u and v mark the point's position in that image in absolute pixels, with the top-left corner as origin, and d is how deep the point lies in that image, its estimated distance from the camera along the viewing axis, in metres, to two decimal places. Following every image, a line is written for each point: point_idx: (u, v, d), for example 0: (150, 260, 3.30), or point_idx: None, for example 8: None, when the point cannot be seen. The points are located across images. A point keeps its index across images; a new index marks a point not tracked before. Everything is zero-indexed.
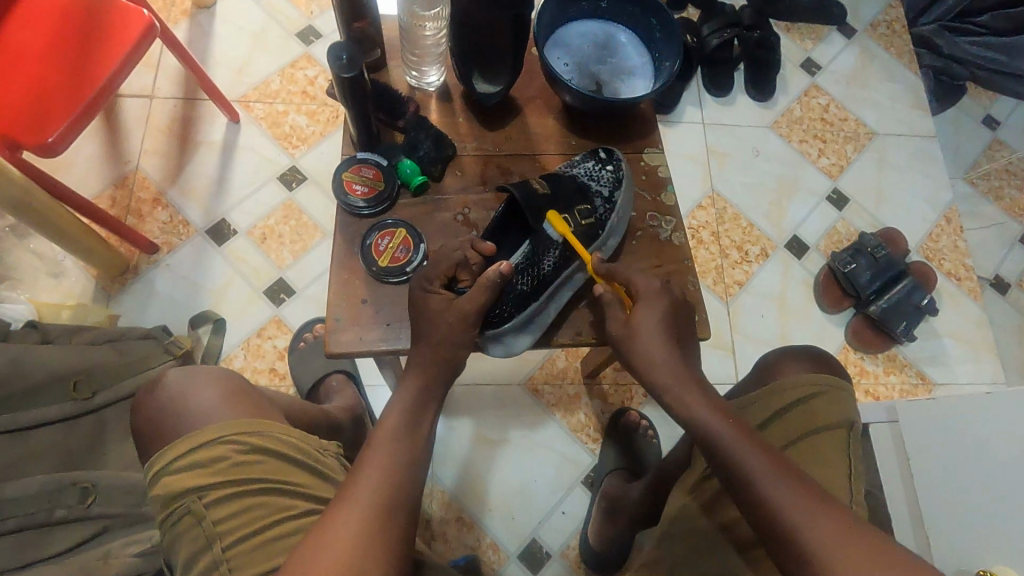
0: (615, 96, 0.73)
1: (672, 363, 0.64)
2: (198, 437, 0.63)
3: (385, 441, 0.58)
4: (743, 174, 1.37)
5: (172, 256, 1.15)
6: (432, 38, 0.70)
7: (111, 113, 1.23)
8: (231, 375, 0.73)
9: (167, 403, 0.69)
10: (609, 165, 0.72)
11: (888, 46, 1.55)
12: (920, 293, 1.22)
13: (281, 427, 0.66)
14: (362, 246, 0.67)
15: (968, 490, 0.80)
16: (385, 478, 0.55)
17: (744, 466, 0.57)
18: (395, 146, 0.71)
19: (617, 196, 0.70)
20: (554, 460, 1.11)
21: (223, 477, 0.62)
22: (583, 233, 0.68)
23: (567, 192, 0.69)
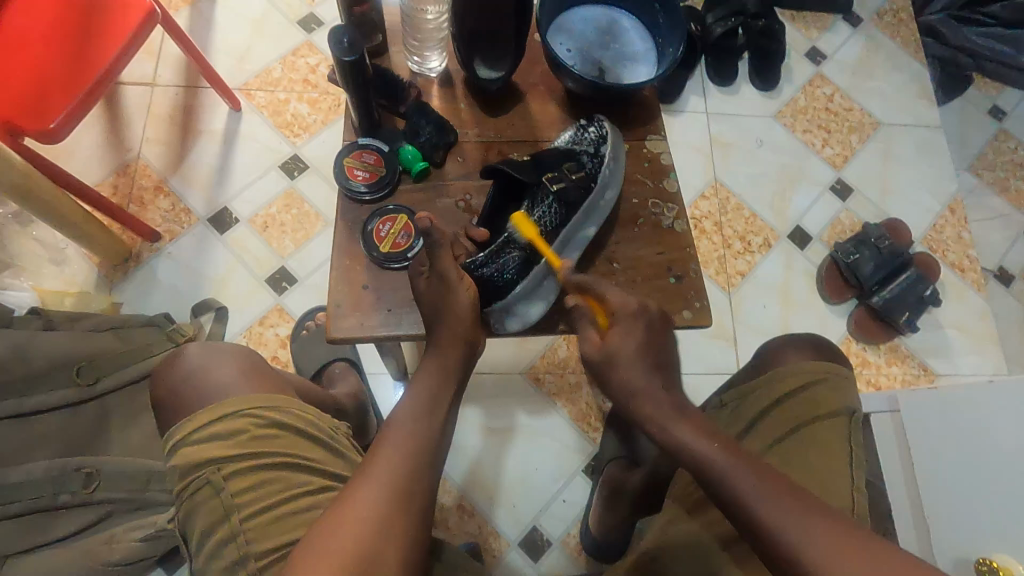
0: (618, 82, 0.72)
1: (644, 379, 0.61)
2: (215, 411, 0.63)
3: (401, 425, 0.57)
4: (746, 164, 1.36)
5: (174, 244, 1.16)
6: (434, 22, 0.70)
7: (113, 102, 1.23)
8: (250, 354, 0.73)
9: (185, 378, 0.68)
10: (591, 128, 0.70)
11: (895, 36, 1.53)
12: (924, 283, 1.22)
13: (299, 404, 0.67)
14: (363, 232, 0.66)
15: (969, 479, 0.80)
16: (399, 462, 0.55)
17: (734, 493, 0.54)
18: (396, 131, 0.70)
19: (603, 149, 0.68)
20: (555, 449, 1.11)
21: (241, 449, 0.62)
22: (576, 187, 0.66)
23: (552, 158, 0.68)
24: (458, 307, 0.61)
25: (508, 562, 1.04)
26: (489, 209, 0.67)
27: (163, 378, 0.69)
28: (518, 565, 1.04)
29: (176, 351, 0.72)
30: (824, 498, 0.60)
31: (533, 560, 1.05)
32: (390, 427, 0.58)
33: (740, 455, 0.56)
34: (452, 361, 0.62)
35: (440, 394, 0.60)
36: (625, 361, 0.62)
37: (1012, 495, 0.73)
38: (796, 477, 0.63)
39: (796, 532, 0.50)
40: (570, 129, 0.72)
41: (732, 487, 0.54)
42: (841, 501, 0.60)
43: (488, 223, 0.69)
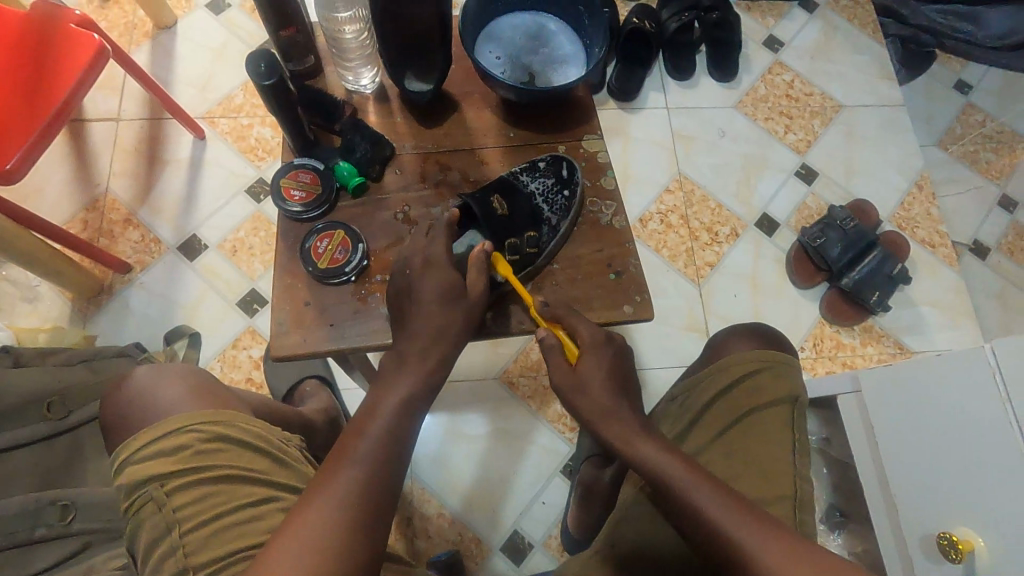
0: (547, 85, 0.73)
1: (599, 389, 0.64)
2: (160, 428, 0.64)
3: (365, 437, 0.57)
4: (709, 156, 1.37)
5: (145, 274, 1.17)
6: (355, 40, 0.72)
7: (79, 139, 1.25)
8: (200, 373, 0.74)
9: (132, 400, 0.70)
10: (566, 192, 0.72)
11: (852, 18, 1.54)
12: (892, 262, 1.22)
13: (244, 417, 0.69)
14: (301, 250, 0.67)
15: (929, 452, 0.80)
16: (358, 478, 0.54)
17: (700, 506, 0.55)
18: (331, 150, 0.71)
19: (564, 226, 0.70)
20: (532, 452, 1.12)
21: (185, 465, 0.63)
22: (527, 260, 0.68)
23: (518, 209, 0.69)
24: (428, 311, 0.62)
25: (490, 568, 1.04)
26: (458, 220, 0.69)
27: (109, 403, 0.71)
28: (501, 569, 1.04)
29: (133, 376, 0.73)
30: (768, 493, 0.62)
31: (516, 564, 1.05)
32: (348, 436, 0.58)
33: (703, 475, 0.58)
34: (418, 370, 0.61)
35: (406, 405, 0.60)
36: (592, 384, 0.64)
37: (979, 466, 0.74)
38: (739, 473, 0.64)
39: (759, 546, 0.52)
40: (548, 175, 0.72)
41: (701, 498, 0.56)
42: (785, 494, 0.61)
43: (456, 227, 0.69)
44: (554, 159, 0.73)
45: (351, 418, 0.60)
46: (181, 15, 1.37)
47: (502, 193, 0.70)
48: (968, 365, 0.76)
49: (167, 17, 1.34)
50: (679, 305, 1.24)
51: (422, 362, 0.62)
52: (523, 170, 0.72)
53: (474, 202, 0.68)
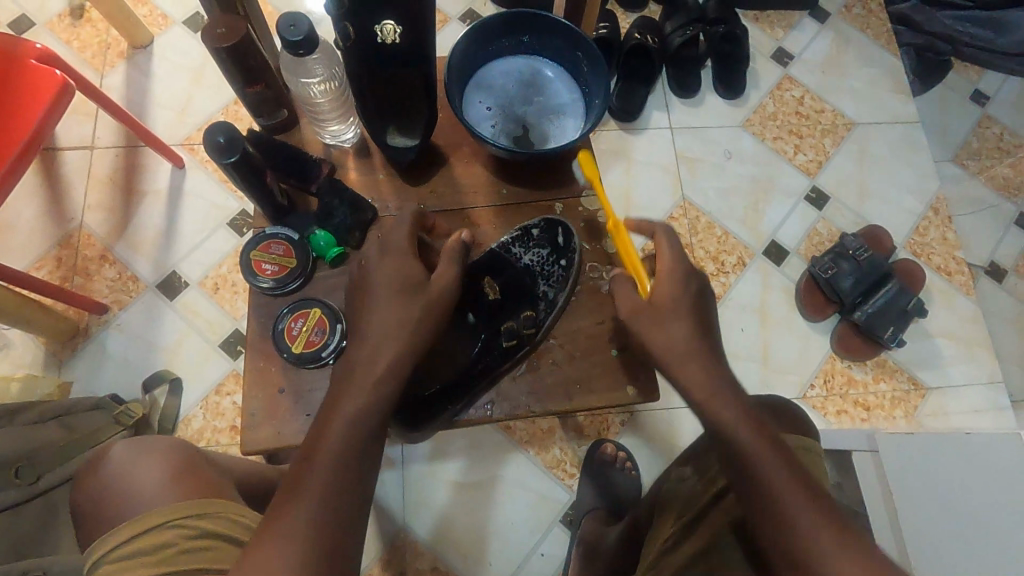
0: (543, 142, 0.69)
1: (679, 330, 0.63)
2: (142, 523, 0.59)
3: (340, 426, 0.54)
4: (715, 179, 1.30)
5: (123, 315, 1.12)
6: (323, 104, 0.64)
7: (51, 170, 1.19)
8: (185, 447, 0.69)
9: (109, 484, 0.65)
10: (563, 261, 0.67)
11: (865, 28, 1.47)
12: (907, 296, 1.16)
13: (238, 511, 0.63)
14: (273, 330, 0.62)
15: (970, 515, 0.74)
16: (330, 485, 0.51)
17: (759, 473, 0.56)
18: (306, 217, 0.66)
19: (561, 300, 0.66)
20: (531, 499, 1.07)
21: (169, 566, 0.58)
22: (522, 341, 0.65)
23: (509, 288, 0.66)
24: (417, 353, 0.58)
25: None
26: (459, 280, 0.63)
27: (81, 489, 0.65)
28: None
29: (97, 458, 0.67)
30: None
31: None
32: (324, 435, 0.54)
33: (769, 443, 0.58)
34: (386, 381, 0.57)
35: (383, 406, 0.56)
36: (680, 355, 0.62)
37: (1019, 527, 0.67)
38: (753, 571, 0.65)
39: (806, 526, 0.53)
40: (542, 244, 0.67)
41: (768, 470, 0.56)
42: None
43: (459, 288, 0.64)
44: (549, 223, 0.68)
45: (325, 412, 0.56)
46: (158, 33, 1.30)
47: (493, 272, 0.66)
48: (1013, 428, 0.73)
49: (143, 36, 1.27)
50: None
51: (402, 372, 0.58)
52: (515, 240, 0.67)
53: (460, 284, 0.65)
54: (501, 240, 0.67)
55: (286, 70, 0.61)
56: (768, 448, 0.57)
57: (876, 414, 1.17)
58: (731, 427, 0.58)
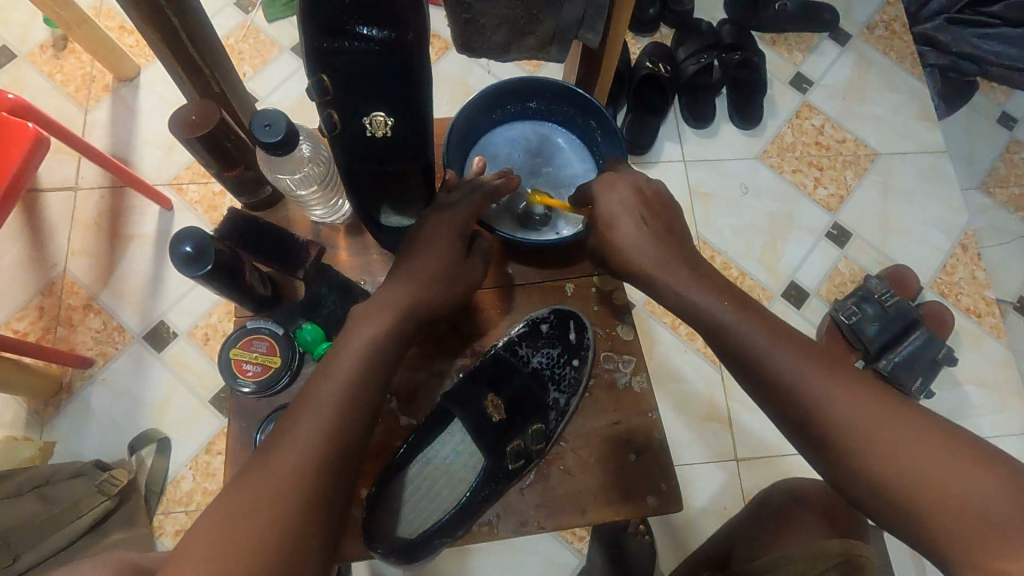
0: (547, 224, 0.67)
1: (712, 294, 0.56)
2: None
3: (295, 448, 0.46)
4: (730, 215, 1.24)
5: (108, 368, 1.06)
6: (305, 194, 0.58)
7: (33, 213, 1.13)
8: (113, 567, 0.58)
9: None
10: (574, 361, 0.63)
11: (888, 51, 1.39)
12: (937, 345, 1.09)
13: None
14: (255, 440, 0.57)
15: None
16: (289, 471, 0.45)
17: (811, 395, 0.50)
18: (293, 307, 0.60)
19: (572, 405, 0.61)
20: (537, 566, 1.01)
21: None
22: (532, 455, 0.58)
23: (514, 401, 0.60)
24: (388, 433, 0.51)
25: None
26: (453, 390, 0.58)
27: None
28: None
29: None
30: None
31: None
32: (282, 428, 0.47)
33: (815, 360, 0.52)
34: (352, 390, 0.49)
35: (353, 403, 0.49)
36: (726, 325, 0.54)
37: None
38: None
39: (880, 446, 0.48)
40: (551, 344, 0.64)
41: (811, 386, 0.50)
42: None
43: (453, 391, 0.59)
44: (559, 316, 0.64)
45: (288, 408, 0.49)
46: (145, 64, 1.24)
47: (497, 386, 0.60)
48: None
49: (128, 69, 1.21)
50: (700, 391, 1.12)
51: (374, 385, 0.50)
52: (522, 338, 0.63)
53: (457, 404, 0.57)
54: (508, 338, 0.63)
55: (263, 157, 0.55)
56: (822, 372, 0.51)
57: None
58: (767, 354, 0.52)
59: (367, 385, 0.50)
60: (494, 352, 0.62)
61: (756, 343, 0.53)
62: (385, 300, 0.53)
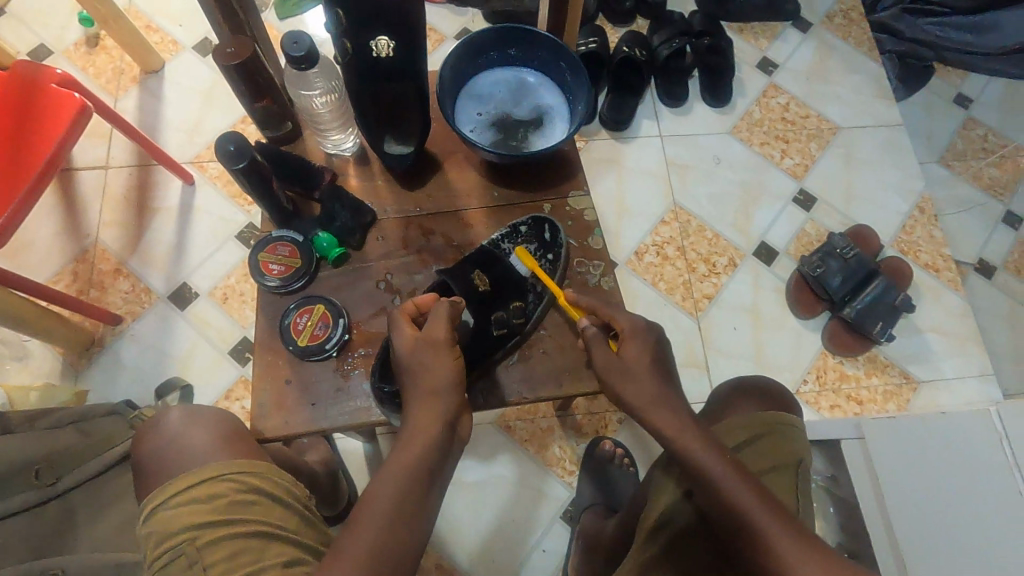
0: (528, 145, 0.76)
1: (715, 457, 0.61)
2: (195, 475, 0.62)
3: (364, 537, 0.54)
4: (705, 184, 1.35)
5: (136, 325, 1.16)
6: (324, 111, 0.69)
7: (68, 189, 1.24)
8: (232, 419, 0.71)
9: (162, 447, 0.66)
10: (548, 255, 0.74)
11: (846, 37, 1.52)
12: (894, 291, 1.19)
13: (277, 472, 0.66)
14: (281, 326, 0.68)
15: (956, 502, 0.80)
16: (372, 546, 0.53)
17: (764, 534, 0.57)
18: (311, 221, 0.71)
19: (548, 291, 0.72)
20: (531, 497, 1.09)
21: (221, 515, 0.60)
22: (514, 330, 0.70)
23: (500, 279, 0.71)
24: (428, 352, 0.62)
25: None
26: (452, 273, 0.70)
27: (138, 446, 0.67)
28: None
29: (158, 417, 0.69)
30: None
31: None
32: (361, 506, 0.56)
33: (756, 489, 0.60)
34: (422, 450, 0.59)
35: (423, 468, 0.58)
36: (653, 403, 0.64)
37: (984, 511, 0.77)
38: None
39: None
40: (531, 241, 0.74)
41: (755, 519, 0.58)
42: None
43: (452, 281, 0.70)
44: (536, 221, 0.74)
45: (365, 487, 0.57)
46: (169, 58, 1.36)
47: (483, 267, 0.71)
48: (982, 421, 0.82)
49: (155, 62, 1.33)
50: (679, 340, 1.22)
51: (439, 434, 0.60)
52: (504, 237, 0.73)
53: (453, 282, 0.70)
54: (491, 237, 0.74)
55: (288, 85, 0.67)
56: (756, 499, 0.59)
57: (869, 408, 1.20)
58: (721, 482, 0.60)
59: (425, 468, 0.58)
60: (481, 245, 0.73)
61: (750, 513, 0.58)
62: (441, 344, 0.63)
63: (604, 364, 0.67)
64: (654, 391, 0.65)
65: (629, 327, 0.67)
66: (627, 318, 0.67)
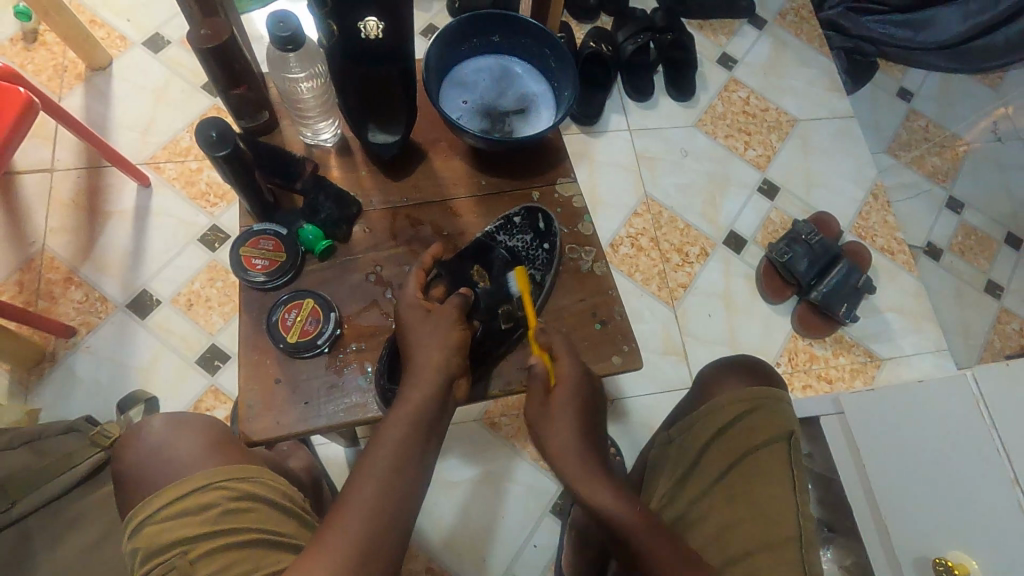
0: (515, 131, 0.78)
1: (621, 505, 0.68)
2: (185, 485, 0.59)
3: (366, 485, 0.58)
4: (674, 175, 1.38)
5: (92, 336, 1.09)
6: (309, 96, 0.71)
7: (9, 194, 1.15)
8: (220, 426, 0.68)
9: (146, 456, 0.63)
10: (546, 244, 0.75)
11: (798, 34, 1.58)
12: (857, 273, 1.24)
13: (271, 476, 0.64)
14: (268, 323, 0.68)
15: (928, 465, 0.87)
16: (371, 500, 0.57)
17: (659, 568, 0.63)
18: (294, 213, 0.71)
19: (547, 281, 0.73)
20: (519, 492, 1.08)
21: (215, 525, 0.58)
22: (519, 324, 0.71)
23: (497, 269, 0.73)
24: (443, 326, 0.65)
25: None
26: (450, 270, 0.72)
27: (119, 458, 0.64)
28: None
29: (141, 427, 0.66)
30: (772, 520, 0.69)
31: None
32: (360, 468, 0.59)
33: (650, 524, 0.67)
34: (421, 414, 0.62)
35: (422, 427, 0.62)
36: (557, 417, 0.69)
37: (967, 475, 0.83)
38: (743, 512, 0.70)
39: None
40: (528, 232, 0.75)
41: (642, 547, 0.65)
42: (789, 532, 0.68)
43: (448, 279, 0.71)
44: (529, 211, 0.76)
45: (365, 449, 0.61)
46: (116, 54, 1.29)
47: (479, 260, 0.73)
48: (962, 388, 0.88)
49: (102, 58, 1.26)
50: (657, 329, 1.23)
51: (438, 393, 0.63)
52: (499, 229, 0.74)
53: (451, 275, 0.71)
54: (486, 229, 0.74)
55: (269, 67, 0.69)
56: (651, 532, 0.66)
57: (838, 386, 1.25)
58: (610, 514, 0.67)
59: (425, 423, 0.62)
60: (475, 238, 0.74)
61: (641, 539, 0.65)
62: (445, 310, 0.66)
63: (536, 414, 0.71)
64: (566, 436, 0.70)
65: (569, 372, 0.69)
66: (568, 366, 0.68)
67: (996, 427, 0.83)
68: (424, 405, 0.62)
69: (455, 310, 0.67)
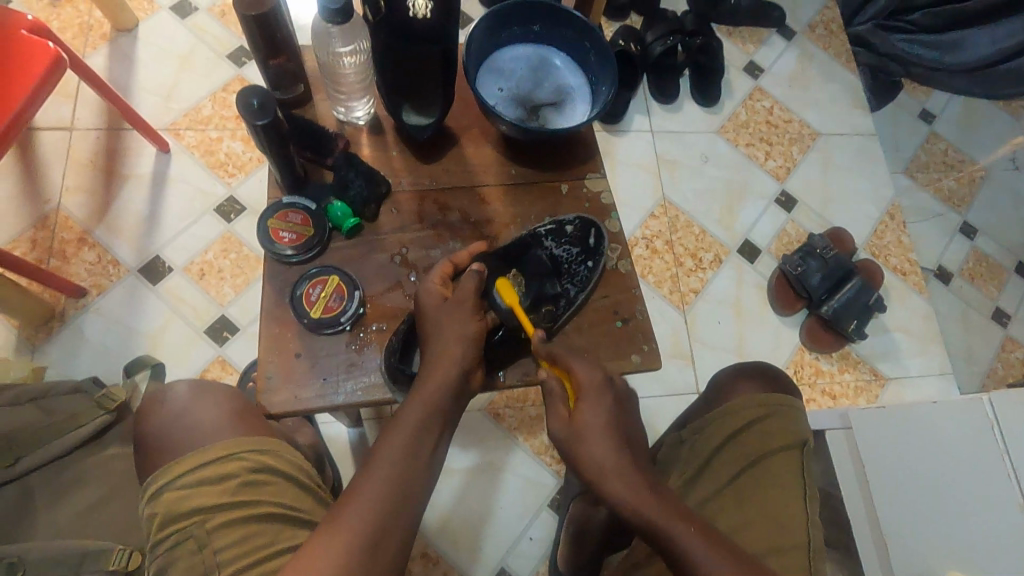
0: (549, 123, 0.78)
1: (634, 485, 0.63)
2: (206, 453, 0.59)
3: (381, 468, 0.58)
4: (693, 181, 1.37)
5: (103, 299, 1.08)
6: (349, 72, 0.71)
7: (26, 150, 1.14)
8: (242, 396, 0.68)
9: (168, 421, 0.63)
10: (588, 262, 0.75)
11: (827, 47, 1.57)
12: (870, 291, 1.24)
13: (289, 449, 0.64)
14: (292, 297, 0.68)
15: (931, 479, 0.89)
16: (384, 481, 0.57)
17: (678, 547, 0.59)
18: (323, 188, 0.72)
19: (581, 299, 0.73)
20: (518, 485, 1.08)
21: (234, 496, 0.58)
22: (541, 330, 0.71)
23: (535, 272, 0.73)
24: (459, 316, 0.66)
25: None
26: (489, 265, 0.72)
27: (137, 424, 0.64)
28: None
29: (161, 393, 0.66)
30: (782, 528, 0.70)
31: None
32: (376, 450, 0.59)
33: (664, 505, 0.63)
34: (438, 399, 0.62)
35: (436, 417, 0.62)
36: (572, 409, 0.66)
37: (969, 498, 0.85)
38: (754, 516, 0.71)
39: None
40: (573, 244, 0.75)
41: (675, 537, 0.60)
42: (799, 540, 0.69)
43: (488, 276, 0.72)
44: (583, 222, 0.74)
45: (381, 433, 0.61)
46: (144, 17, 1.28)
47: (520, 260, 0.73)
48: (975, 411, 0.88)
49: (127, 20, 1.25)
50: (666, 333, 1.23)
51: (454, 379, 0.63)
52: (549, 234, 0.74)
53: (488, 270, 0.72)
54: (537, 229, 0.74)
55: (313, 42, 0.69)
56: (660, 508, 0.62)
57: (841, 402, 1.25)
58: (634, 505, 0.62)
59: (440, 408, 0.62)
60: (519, 235, 0.73)
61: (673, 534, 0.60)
62: (464, 297, 0.66)
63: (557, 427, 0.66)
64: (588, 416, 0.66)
65: (584, 376, 0.67)
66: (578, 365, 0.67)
67: (1007, 450, 0.84)
68: (438, 394, 0.62)
69: (471, 293, 0.67)
